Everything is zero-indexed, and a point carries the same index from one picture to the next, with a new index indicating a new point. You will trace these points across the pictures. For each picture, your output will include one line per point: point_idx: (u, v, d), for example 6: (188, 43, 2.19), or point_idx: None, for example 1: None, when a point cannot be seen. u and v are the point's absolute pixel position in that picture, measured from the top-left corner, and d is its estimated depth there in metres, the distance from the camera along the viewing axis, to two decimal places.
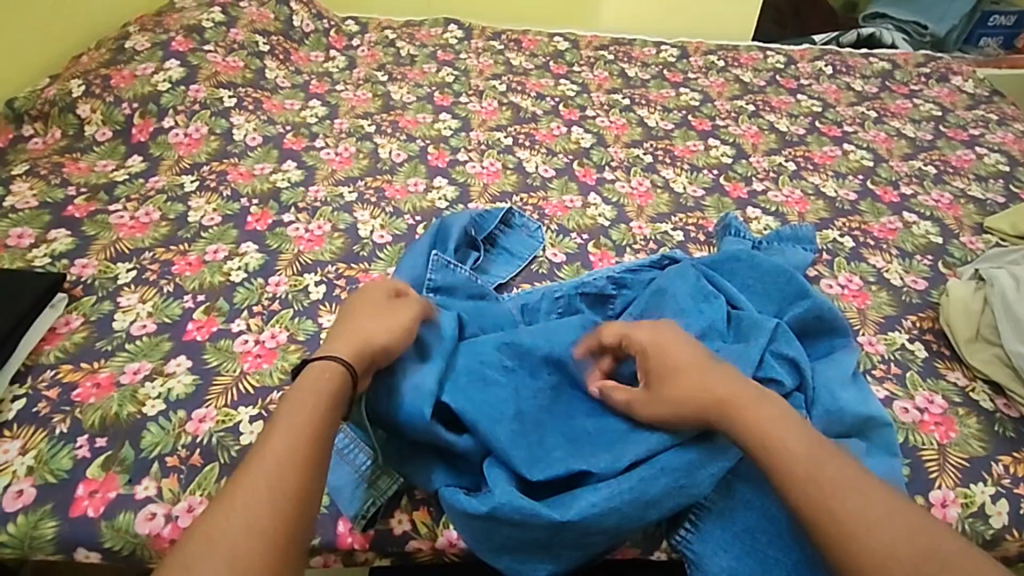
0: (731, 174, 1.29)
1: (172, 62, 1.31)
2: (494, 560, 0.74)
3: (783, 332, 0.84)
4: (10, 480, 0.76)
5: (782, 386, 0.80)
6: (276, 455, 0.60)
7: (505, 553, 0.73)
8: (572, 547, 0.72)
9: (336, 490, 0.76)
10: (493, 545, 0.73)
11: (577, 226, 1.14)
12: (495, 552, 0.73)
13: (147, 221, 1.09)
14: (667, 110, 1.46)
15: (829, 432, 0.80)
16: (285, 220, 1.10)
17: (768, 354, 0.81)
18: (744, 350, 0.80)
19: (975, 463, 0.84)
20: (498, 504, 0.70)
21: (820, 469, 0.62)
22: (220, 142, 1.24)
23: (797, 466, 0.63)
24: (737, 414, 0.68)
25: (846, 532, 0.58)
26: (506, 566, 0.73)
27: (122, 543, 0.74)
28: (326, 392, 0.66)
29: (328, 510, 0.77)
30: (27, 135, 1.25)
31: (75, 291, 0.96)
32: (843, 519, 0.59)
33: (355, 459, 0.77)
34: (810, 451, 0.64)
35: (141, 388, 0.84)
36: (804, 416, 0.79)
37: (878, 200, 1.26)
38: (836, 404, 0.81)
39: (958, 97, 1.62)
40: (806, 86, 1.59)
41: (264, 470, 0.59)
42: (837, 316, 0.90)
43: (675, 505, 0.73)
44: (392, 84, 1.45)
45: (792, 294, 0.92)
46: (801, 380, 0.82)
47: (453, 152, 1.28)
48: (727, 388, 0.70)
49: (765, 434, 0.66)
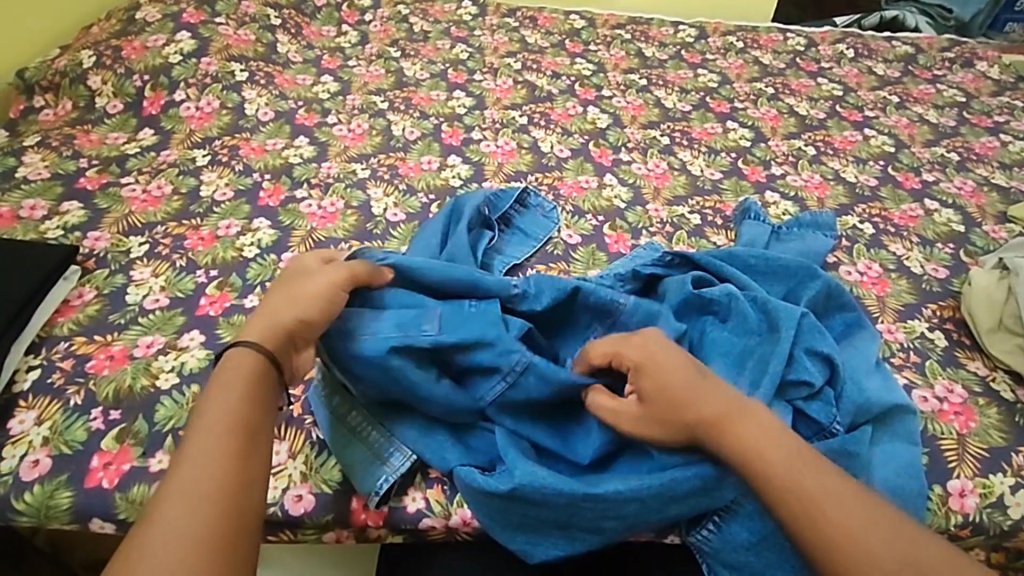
0: (749, 158, 1.27)
1: (184, 34, 1.29)
2: (508, 541, 0.73)
3: (812, 322, 0.82)
4: (26, 450, 0.76)
5: (812, 386, 0.77)
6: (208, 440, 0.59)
7: (521, 533, 0.73)
8: (588, 529, 0.73)
9: (349, 467, 0.76)
10: (509, 524, 0.73)
11: (592, 207, 1.13)
12: (510, 532, 0.73)
13: (159, 194, 1.08)
14: (685, 91, 1.43)
15: (857, 425, 0.78)
16: (298, 196, 1.09)
17: (799, 352, 0.79)
18: (773, 349, 0.78)
19: (994, 454, 0.83)
20: (519, 483, 0.70)
21: (804, 482, 0.63)
22: (232, 117, 1.23)
23: (791, 486, 0.63)
24: (728, 429, 0.67)
25: (837, 543, 0.60)
26: (519, 547, 0.73)
27: (136, 514, 0.74)
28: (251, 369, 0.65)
29: (340, 487, 0.77)
30: (38, 107, 1.23)
31: (88, 264, 0.96)
32: (832, 526, 0.61)
33: (369, 437, 0.77)
34: (796, 463, 0.65)
35: (154, 362, 0.84)
36: (834, 412, 0.77)
37: (899, 186, 1.24)
38: (864, 395, 0.79)
39: (982, 83, 1.58)
40: (827, 69, 1.56)
41: (215, 454, 0.58)
42: (845, 296, 0.89)
43: (696, 499, 0.72)
44: (405, 60, 1.42)
45: (803, 276, 0.89)
46: (833, 373, 0.79)
47: (467, 130, 1.26)
48: (714, 408, 0.68)
49: (755, 449, 0.65)
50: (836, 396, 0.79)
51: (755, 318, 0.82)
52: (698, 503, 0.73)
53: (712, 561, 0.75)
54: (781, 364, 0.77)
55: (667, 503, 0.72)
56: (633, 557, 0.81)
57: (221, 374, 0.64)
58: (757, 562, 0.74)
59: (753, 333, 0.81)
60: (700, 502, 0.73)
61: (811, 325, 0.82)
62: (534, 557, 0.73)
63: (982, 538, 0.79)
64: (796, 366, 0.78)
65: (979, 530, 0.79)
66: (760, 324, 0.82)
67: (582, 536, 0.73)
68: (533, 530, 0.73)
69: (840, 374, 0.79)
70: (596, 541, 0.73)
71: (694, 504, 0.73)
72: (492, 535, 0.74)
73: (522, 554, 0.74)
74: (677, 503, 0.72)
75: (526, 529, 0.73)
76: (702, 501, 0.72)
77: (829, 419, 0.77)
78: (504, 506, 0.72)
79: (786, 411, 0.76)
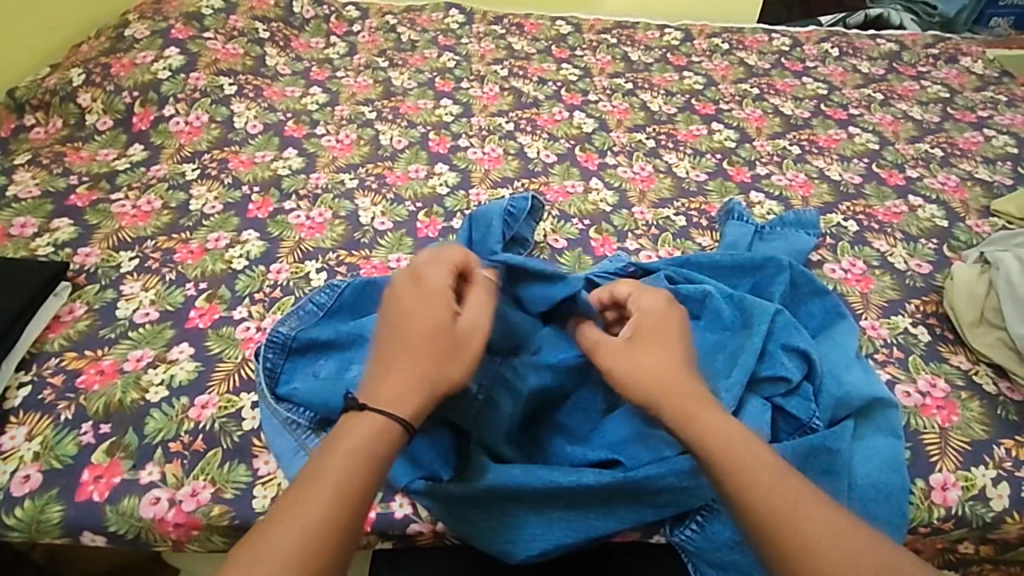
0: (735, 159, 1.28)
1: (172, 50, 1.31)
2: (488, 544, 0.74)
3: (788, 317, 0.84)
4: (17, 466, 0.77)
5: (789, 382, 0.79)
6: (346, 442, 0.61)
7: (499, 531, 0.74)
8: (567, 530, 0.74)
9: (278, 454, 0.77)
10: (490, 527, 0.74)
11: (578, 211, 1.14)
12: (490, 532, 0.74)
13: (149, 209, 1.10)
14: (670, 93, 1.44)
15: (836, 419, 0.80)
16: (287, 208, 1.10)
17: (775, 348, 0.80)
18: (748, 344, 0.80)
19: (977, 447, 0.84)
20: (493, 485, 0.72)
21: (753, 474, 0.62)
22: (221, 130, 1.24)
23: (739, 459, 0.63)
24: (693, 421, 0.66)
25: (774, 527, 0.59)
26: (499, 550, 0.74)
27: (127, 527, 0.75)
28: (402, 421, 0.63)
29: (270, 471, 0.78)
30: (29, 125, 1.25)
31: (78, 279, 0.97)
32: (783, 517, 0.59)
33: (303, 433, 0.78)
34: (760, 464, 0.63)
35: (144, 375, 0.85)
36: (814, 408, 0.78)
37: (884, 183, 1.25)
38: (843, 389, 0.80)
39: (967, 78, 1.59)
40: (812, 68, 1.57)
41: (334, 480, 0.58)
42: (813, 281, 0.91)
43: (674, 500, 0.74)
44: (392, 70, 1.44)
45: (772, 271, 0.91)
46: (811, 368, 0.80)
47: (454, 138, 1.27)
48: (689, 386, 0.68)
49: (716, 437, 0.64)
50: (814, 391, 0.79)
51: (729, 315, 0.83)
52: (676, 500, 0.74)
53: (698, 560, 0.76)
54: (753, 358, 0.78)
55: (639, 497, 0.74)
56: (622, 559, 0.82)
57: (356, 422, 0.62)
58: (741, 560, 0.74)
59: (727, 329, 0.82)
60: (677, 499, 0.74)
61: (783, 315, 0.83)
62: (515, 558, 0.74)
63: (965, 531, 0.80)
64: (771, 361, 0.79)
65: (962, 523, 0.79)
66: (735, 318, 0.83)
67: (562, 531, 0.74)
68: (513, 525, 0.74)
69: (817, 368, 0.80)
70: (578, 537, 0.74)
71: (671, 498, 0.74)
72: (469, 539, 0.74)
73: (504, 555, 0.74)
74: (653, 507, 0.74)
75: (506, 526, 0.74)
76: (681, 499, 0.74)
77: (808, 415, 0.78)
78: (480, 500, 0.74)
79: (763, 406, 0.77)
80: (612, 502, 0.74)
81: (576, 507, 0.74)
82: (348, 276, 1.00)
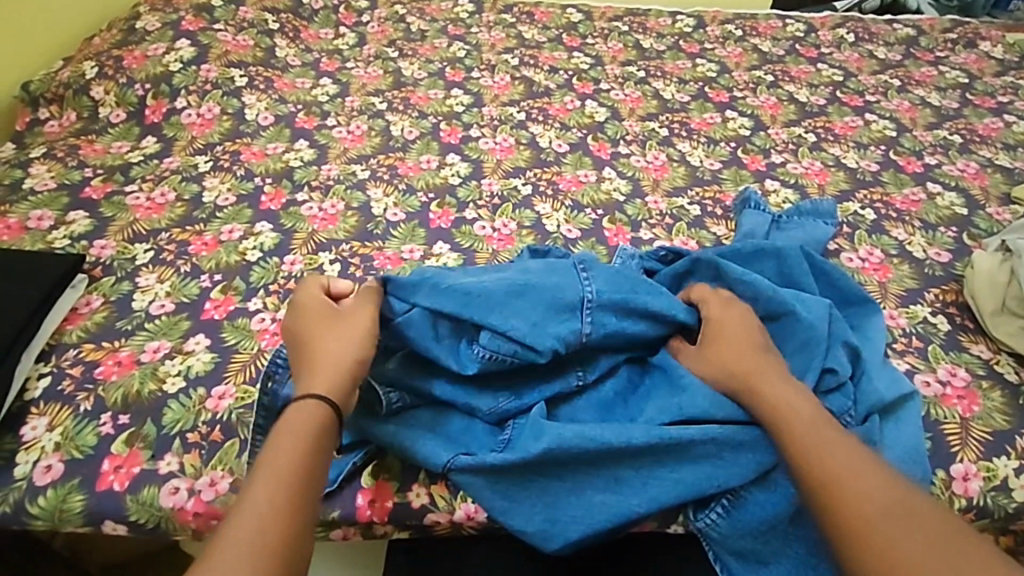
0: (749, 147, 1.26)
1: (183, 42, 1.31)
2: (523, 524, 0.75)
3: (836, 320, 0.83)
4: (38, 456, 0.78)
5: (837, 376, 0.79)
6: (296, 430, 0.65)
7: (536, 511, 0.75)
8: (599, 509, 0.74)
9: None
10: (523, 507, 0.75)
11: (591, 201, 1.13)
12: (529, 512, 0.75)
13: (163, 201, 1.10)
14: (683, 81, 1.42)
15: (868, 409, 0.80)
16: (299, 199, 1.11)
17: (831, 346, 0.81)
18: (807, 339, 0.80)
19: (999, 437, 0.83)
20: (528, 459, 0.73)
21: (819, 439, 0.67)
22: (233, 122, 1.24)
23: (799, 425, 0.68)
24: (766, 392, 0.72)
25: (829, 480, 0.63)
26: (534, 530, 0.74)
27: (147, 516, 0.76)
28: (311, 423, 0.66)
29: None
30: (43, 118, 1.25)
31: (94, 272, 0.98)
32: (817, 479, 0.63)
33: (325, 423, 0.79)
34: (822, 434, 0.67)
35: (161, 366, 0.86)
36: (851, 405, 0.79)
37: (901, 171, 1.23)
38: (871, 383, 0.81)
39: (986, 63, 1.56)
40: (827, 54, 1.55)
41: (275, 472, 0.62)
42: (834, 271, 0.91)
43: (706, 479, 0.75)
44: (403, 60, 1.43)
45: (797, 261, 0.90)
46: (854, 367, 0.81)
47: (466, 128, 1.27)
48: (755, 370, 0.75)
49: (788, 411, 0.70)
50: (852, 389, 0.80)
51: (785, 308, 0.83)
52: (709, 479, 0.75)
53: (719, 547, 0.76)
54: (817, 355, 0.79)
55: (676, 473, 0.75)
56: (644, 548, 0.83)
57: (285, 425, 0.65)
58: (765, 549, 0.75)
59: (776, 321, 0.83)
60: (710, 479, 0.75)
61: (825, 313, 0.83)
62: (552, 543, 0.74)
63: (987, 522, 0.80)
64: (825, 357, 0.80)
65: (984, 514, 0.79)
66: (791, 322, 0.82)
67: (601, 511, 0.74)
68: (553, 507, 0.75)
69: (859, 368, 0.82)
70: (617, 518, 0.74)
71: (708, 475, 0.75)
72: (506, 523, 0.75)
73: (541, 540, 0.74)
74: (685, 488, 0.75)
75: (546, 506, 0.75)
76: (712, 478, 0.75)
77: (841, 411, 0.78)
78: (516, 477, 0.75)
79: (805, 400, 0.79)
80: (654, 478, 0.75)
81: (616, 488, 0.75)
82: (362, 267, 1.00)
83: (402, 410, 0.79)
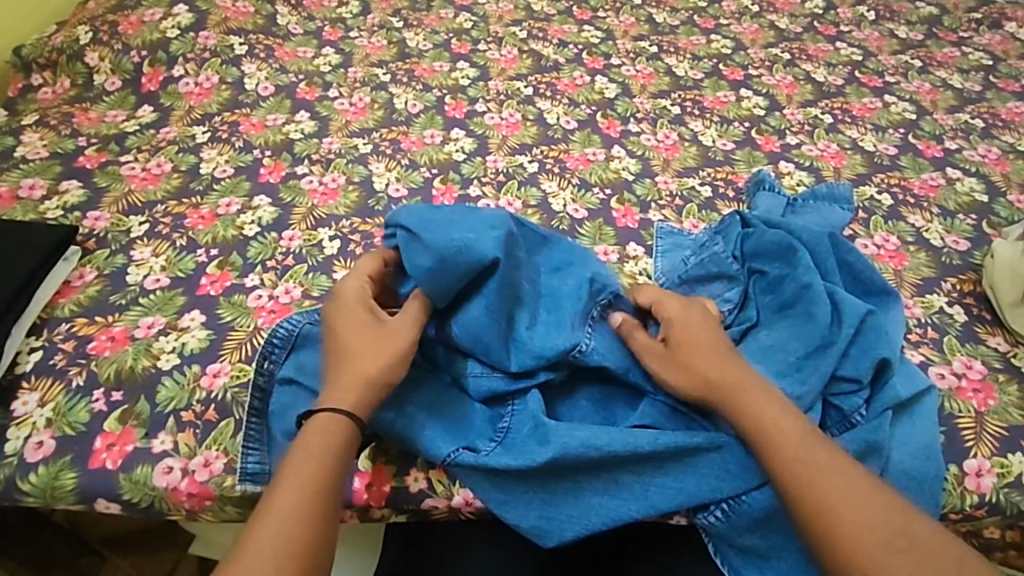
0: (764, 128, 1.22)
1: (181, 8, 1.28)
2: (521, 519, 0.74)
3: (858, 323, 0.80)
4: (30, 432, 0.77)
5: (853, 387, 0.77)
6: (317, 464, 0.65)
7: (535, 508, 0.74)
8: (599, 507, 0.74)
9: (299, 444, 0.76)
10: (519, 503, 0.74)
11: (599, 180, 1.10)
12: (526, 507, 0.74)
13: (159, 172, 1.07)
14: (697, 58, 1.37)
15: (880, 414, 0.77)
16: (299, 172, 1.07)
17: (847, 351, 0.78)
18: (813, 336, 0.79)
19: (1014, 432, 0.81)
20: (534, 459, 0.71)
21: (811, 459, 0.66)
22: (232, 92, 1.20)
23: (782, 444, 0.68)
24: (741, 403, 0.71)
25: (819, 501, 0.64)
26: (532, 526, 0.74)
27: (141, 495, 0.75)
28: (334, 446, 0.66)
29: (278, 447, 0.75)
30: (36, 85, 1.21)
31: (88, 244, 0.95)
32: (820, 499, 0.64)
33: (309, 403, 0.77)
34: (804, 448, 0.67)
35: (155, 342, 0.84)
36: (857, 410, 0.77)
37: (920, 155, 1.19)
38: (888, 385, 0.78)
39: (1011, 45, 1.50)
40: (847, 33, 1.49)
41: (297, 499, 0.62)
42: (863, 264, 0.88)
43: (711, 485, 0.73)
44: (408, 30, 1.37)
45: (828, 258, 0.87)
46: (879, 373, 0.78)
47: (471, 102, 1.22)
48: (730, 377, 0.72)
49: (767, 424, 0.69)
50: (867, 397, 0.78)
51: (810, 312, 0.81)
52: (713, 484, 0.73)
53: (718, 541, 0.76)
54: (828, 362, 0.77)
55: (677, 481, 0.74)
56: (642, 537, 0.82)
57: (310, 450, 0.65)
58: (762, 545, 0.74)
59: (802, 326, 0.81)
60: (714, 482, 0.73)
61: (804, 302, 0.82)
62: (546, 540, 0.74)
63: (998, 518, 0.78)
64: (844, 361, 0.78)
65: (995, 510, 0.78)
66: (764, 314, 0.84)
67: (599, 513, 0.74)
68: (549, 505, 0.74)
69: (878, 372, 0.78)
70: (612, 522, 0.74)
71: (710, 485, 0.73)
72: (503, 518, 0.74)
73: (537, 536, 0.74)
74: (686, 493, 0.73)
75: (542, 504, 0.74)
76: (715, 483, 0.73)
77: (851, 408, 0.77)
78: (519, 475, 0.74)
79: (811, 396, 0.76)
80: (654, 487, 0.74)
81: (615, 491, 0.74)
82: (362, 244, 0.97)
83: (397, 394, 0.77)
